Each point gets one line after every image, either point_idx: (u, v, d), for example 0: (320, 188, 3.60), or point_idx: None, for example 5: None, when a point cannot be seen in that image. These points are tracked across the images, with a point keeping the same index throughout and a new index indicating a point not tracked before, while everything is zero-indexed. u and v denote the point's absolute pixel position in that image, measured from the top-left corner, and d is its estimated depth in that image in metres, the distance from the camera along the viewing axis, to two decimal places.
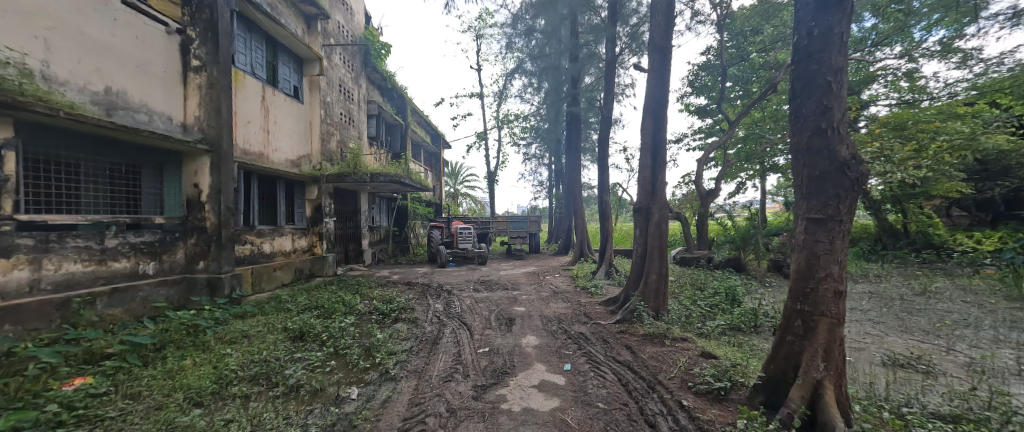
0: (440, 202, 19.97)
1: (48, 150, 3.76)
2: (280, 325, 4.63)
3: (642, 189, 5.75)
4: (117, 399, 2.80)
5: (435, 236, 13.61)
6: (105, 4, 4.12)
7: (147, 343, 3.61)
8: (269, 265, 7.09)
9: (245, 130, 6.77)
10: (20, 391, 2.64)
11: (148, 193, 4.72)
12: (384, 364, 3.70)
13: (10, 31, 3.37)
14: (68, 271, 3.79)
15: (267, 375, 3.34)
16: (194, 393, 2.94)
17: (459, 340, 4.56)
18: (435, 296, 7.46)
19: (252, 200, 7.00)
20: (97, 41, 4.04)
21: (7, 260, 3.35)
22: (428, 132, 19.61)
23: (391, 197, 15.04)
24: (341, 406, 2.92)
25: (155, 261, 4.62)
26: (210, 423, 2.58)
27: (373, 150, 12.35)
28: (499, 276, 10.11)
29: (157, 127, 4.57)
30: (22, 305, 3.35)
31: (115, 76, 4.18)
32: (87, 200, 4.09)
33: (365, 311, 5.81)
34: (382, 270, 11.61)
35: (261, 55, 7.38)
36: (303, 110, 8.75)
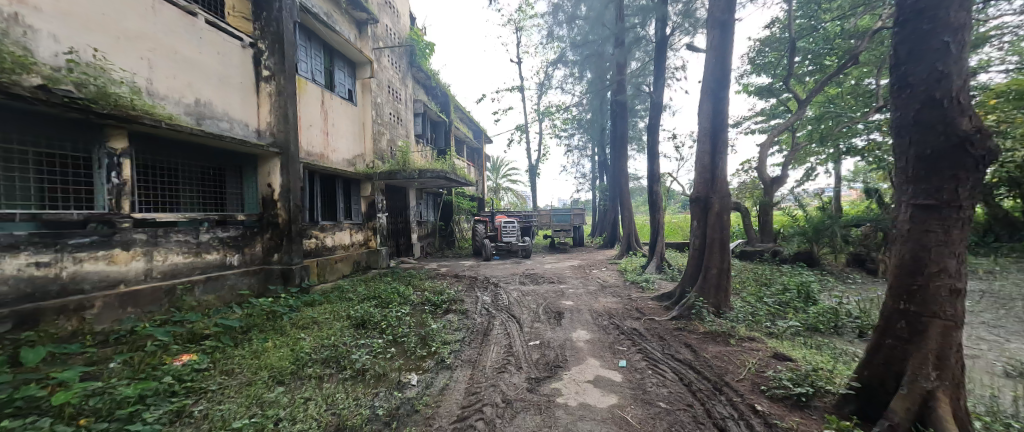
0: (482, 197, 20.32)
1: (155, 157, 4.34)
2: (344, 313, 5.00)
3: (699, 178, 5.42)
4: (216, 374, 3.20)
5: (480, 230, 13.89)
6: (192, 24, 4.64)
7: (235, 326, 4.09)
8: (332, 258, 7.70)
9: (308, 133, 7.34)
10: (142, 364, 3.12)
11: (230, 192, 5.29)
12: (440, 353, 3.87)
13: (122, 55, 3.92)
14: (173, 262, 4.35)
15: (336, 359, 3.63)
16: (276, 373, 3.26)
17: (509, 333, 4.61)
18: (483, 288, 7.66)
19: (315, 198, 7.61)
20: (187, 58, 4.56)
21: (127, 252, 3.92)
22: (470, 128, 19.89)
23: (437, 193, 15.59)
24: (404, 391, 3.10)
25: (239, 253, 5.18)
26: (291, 400, 2.86)
27: (420, 148, 12.87)
28: (544, 270, 10.09)
29: (236, 133, 5.12)
30: (141, 291, 3.95)
31: (201, 89, 4.69)
32: (184, 199, 4.67)
33: (419, 301, 6.10)
34: (431, 263, 12.11)
35: (319, 62, 7.95)
36: (357, 113, 9.29)
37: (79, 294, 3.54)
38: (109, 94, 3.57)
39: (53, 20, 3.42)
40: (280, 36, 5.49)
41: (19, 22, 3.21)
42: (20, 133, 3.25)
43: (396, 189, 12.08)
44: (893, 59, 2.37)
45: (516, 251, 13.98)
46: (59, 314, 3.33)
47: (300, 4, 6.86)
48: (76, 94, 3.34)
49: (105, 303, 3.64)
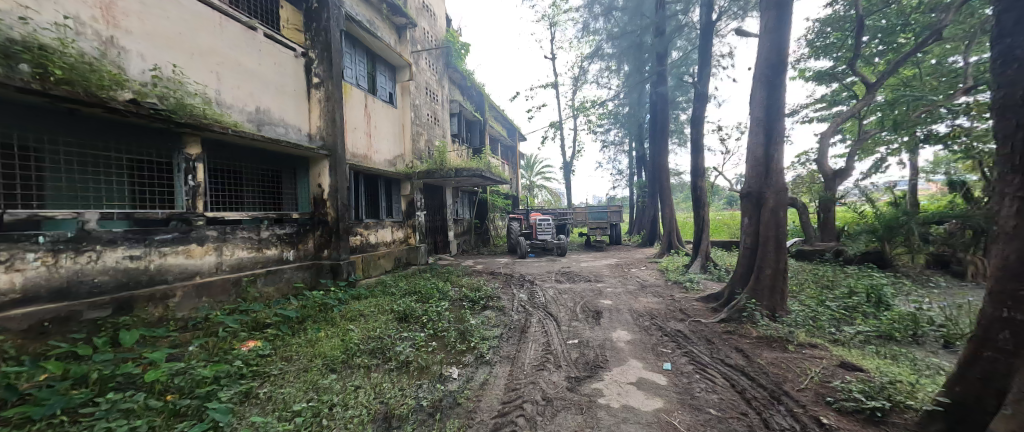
0: (517, 195, 20.39)
1: (222, 161, 4.75)
2: (388, 307, 5.22)
3: (752, 172, 5.10)
4: (277, 359, 3.48)
5: (515, 228, 13.98)
6: (253, 38, 5.04)
7: (292, 316, 4.40)
8: (376, 254, 8.07)
9: (353, 135, 7.73)
10: (216, 348, 3.47)
11: (286, 193, 5.69)
12: (479, 349, 3.94)
13: (196, 70, 4.34)
14: (239, 257, 4.75)
15: (381, 350, 3.80)
16: (329, 361, 3.48)
17: (547, 331, 4.59)
18: (519, 286, 7.71)
19: (360, 197, 8.01)
20: (249, 70, 4.95)
21: (202, 247, 4.33)
22: (504, 126, 19.96)
23: (472, 191, 15.86)
24: (446, 384, 3.19)
25: (293, 249, 5.56)
26: (343, 387, 3.05)
27: (456, 147, 13.12)
28: (581, 268, 9.95)
29: (291, 138, 5.50)
30: (213, 282, 4.36)
31: (261, 97, 5.08)
32: (246, 199, 5.07)
33: (457, 297, 6.24)
34: (467, 260, 12.34)
35: (363, 67, 8.32)
36: (397, 115, 9.65)
37: (164, 284, 3.96)
38: (185, 105, 3.95)
39: (141, 42, 3.87)
40: (328, 45, 5.83)
41: (113, 45, 3.66)
42: (116, 144, 3.74)
43: (434, 187, 12.43)
44: (997, 32, 2.15)
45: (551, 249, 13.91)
46: (149, 301, 3.76)
47: (346, 13, 7.23)
48: (160, 106, 3.74)
49: (184, 293, 4.06)
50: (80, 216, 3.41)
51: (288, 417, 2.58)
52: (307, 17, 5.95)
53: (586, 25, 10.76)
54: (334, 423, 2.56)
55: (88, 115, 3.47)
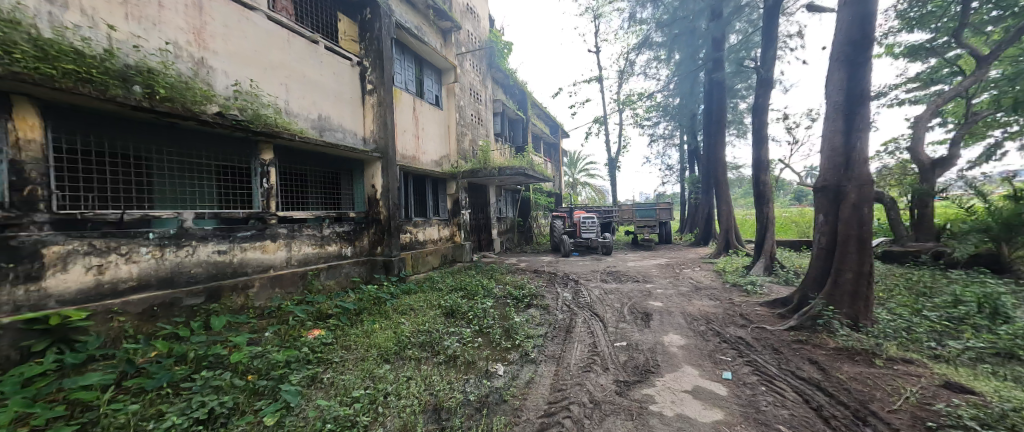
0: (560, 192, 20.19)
1: (289, 166, 5.19)
2: (436, 302, 5.40)
3: (828, 163, 4.63)
4: (339, 348, 3.77)
5: (559, 226, 13.90)
6: (316, 50, 5.45)
7: (350, 308, 4.73)
8: (424, 251, 8.39)
9: (403, 138, 8.08)
10: (287, 334, 3.85)
11: (346, 193, 6.10)
12: (524, 347, 3.96)
13: (269, 83, 4.78)
14: (304, 253, 5.14)
15: (430, 344, 3.95)
16: (383, 352, 3.68)
17: (593, 331, 4.49)
18: (563, 285, 7.62)
19: (409, 196, 8.37)
20: (313, 80, 5.35)
21: (274, 243, 4.77)
22: (547, 123, 19.80)
23: (515, 189, 15.99)
24: (492, 380, 3.24)
25: (350, 246, 5.93)
26: (397, 377, 3.23)
27: (499, 146, 13.26)
28: (628, 268, 9.62)
29: (348, 142, 5.87)
30: (285, 274, 4.79)
31: (323, 105, 5.47)
32: (312, 200, 5.49)
33: (501, 295, 6.29)
34: (511, 258, 12.43)
35: (411, 72, 8.69)
36: (443, 116, 9.94)
37: (244, 275, 4.39)
38: (261, 115, 4.40)
39: (224, 60, 4.34)
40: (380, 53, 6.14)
41: (203, 65, 4.14)
42: (208, 151, 4.25)
43: (478, 186, 12.67)
44: None
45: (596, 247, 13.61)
46: (232, 290, 4.20)
47: (396, 21, 7.57)
48: (240, 118, 4.20)
49: (261, 284, 4.49)
50: (178, 215, 3.91)
51: (349, 402, 2.82)
52: (362, 28, 6.31)
53: (631, 14, 10.22)
54: (389, 411, 2.75)
55: (188, 128, 3.98)
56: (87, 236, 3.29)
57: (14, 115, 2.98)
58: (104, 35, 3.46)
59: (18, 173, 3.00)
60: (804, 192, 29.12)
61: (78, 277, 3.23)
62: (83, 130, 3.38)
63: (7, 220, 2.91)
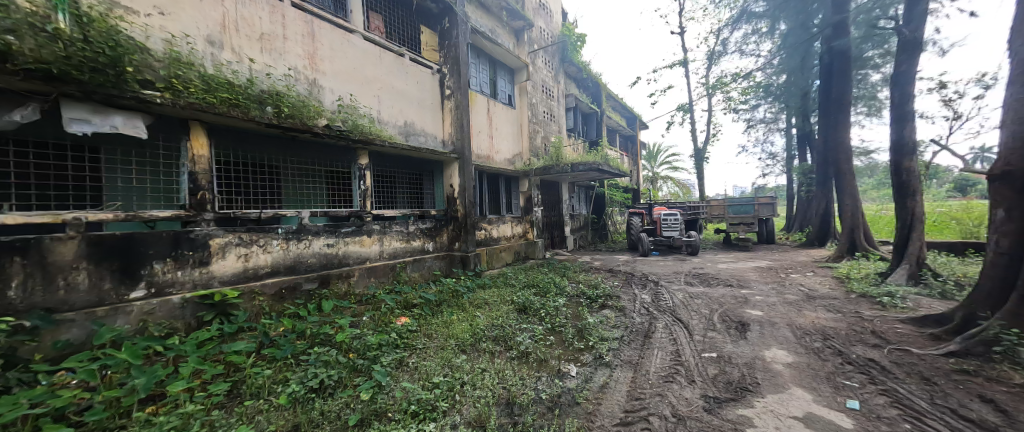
0: (637, 187, 19.08)
1: (382, 169, 6.40)
2: (508, 298, 5.87)
3: (1011, 141, 3.59)
4: (420, 335, 4.42)
5: (635, 224, 13.22)
6: (404, 65, 6.77)
7: (431, 299, 5.54)
8: (498, 247, 8.73)
9: (478, 138, 8.45)
10: (380, 320, 4.71)
11: (428, 190, 7.33)
12: (597, 349, 4.15)
13: (368, 95, 6.09)
14: (394, 246, 6.33)
15: (503, 338, 4.38)
16: (460, 343, 4.20)
17: (676, 339, 4.40)
18: (640, 286, 7.37)
19: (483, 193, 8.73)
20: (400, 90, 6.65)
21: (370, 238, 5.93)
22: (623, 115, 18.89)
23: (589, 185, 15.77)
24: (564, 381, 3.50)
25: (430, 241, 7.07)
26: (472, 367, 3.67)
27: (570, 141, 13.16)
28: (718, 270, 8.66)
29: (430, 144, 7.24)
30: (377, 265, 5.92)
31: (408, 111, 6.77)
32: (399, 199, 6.68)
33: (573, 294, 6.40)
34: (584, 256, 12.02)
35: (486, 74, 9.02)
36: (516, 115, 10.17)
37: (347, 265, 5.57)
38: (358, 125, 5.51)
39: (331, 78, 5.57)
40: (457, 59, 7.41)
41: (315, 84, 5.35)
42: (318, 159, 5.42)
43: (551, 183, 12.66)
44: None
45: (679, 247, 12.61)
46: (340, 278, 5.36)
47: (473, 27, 7.97)
48: (343, 128, 5.28)
49: (359, 274, 5.63)
50: (297, 213, 5.01)
51: (430, 387, 3.28)
52: (442, 36, 7.61)
53: None
54: (464, 399, 3.14)
55: (305, 139, 5.15)
56: (236, 231, 4.40)
57: (191, 136, 4.11)
58: (246, 66, 4.67)
59: (194, 181, 4.14)
60: (966, 179, 23.19)
61: (232, 262, 4.35)
62: (235, 146, 4.55)
63: (187, 217, 4.05)
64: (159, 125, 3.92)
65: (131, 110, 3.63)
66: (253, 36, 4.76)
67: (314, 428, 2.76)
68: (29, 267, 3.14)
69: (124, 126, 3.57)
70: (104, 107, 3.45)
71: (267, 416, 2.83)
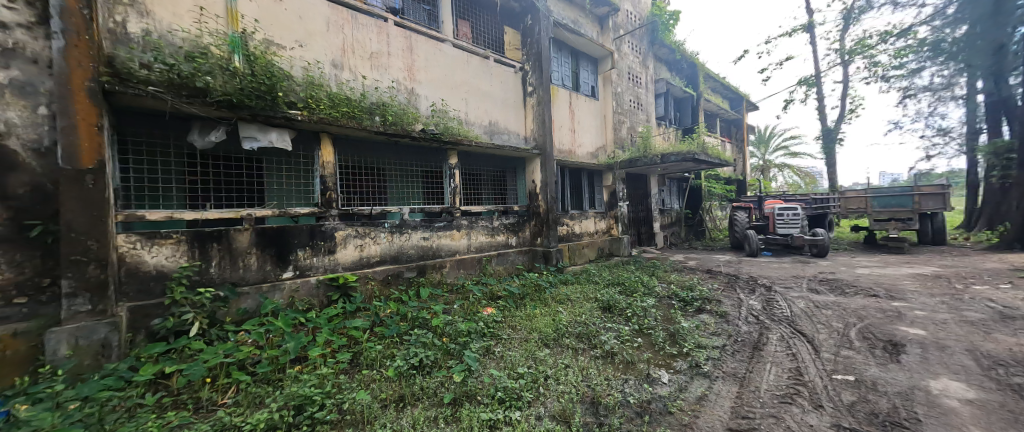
0: (744, 178, 16.88)
1: (469, 167, 7.04)
2: (592, 295, 6.10)
3: None
4: (505, 326, 4.77)
5: (741, 219, 11.51)
6: (488, 66, 7.23)
7: (515, 293, 5.97)
8: (581, 244, 8.82)
9: (560, 132, 8.56)
10: (469, 309, 5.22)
11: (511, 187, 7.82)
12: (694, 356, 4.02)
13: (456, 98, 6.65)
14: (481, 240, 6.90)
15: (587, 336, 4.49)
16: (544, 336, 4.43)
17: (797, 354, 3.97)
18: (748, 291, 6.59)
19: (565, 189, 8.93)
20: (484, 91, 7.12)
21: (460, 232, 6.57)
22: (727, 96, 16.79)
23: (682, 177, 14.37)
24: (654, 386, 3.43)
25: (513, 235, 7.53)
26: (556, 362, 3.83)
27: (662, 131, 12.26)
28: (849, 276, 7.29)
29: (513, 141, 7.61)
30: (465, 258, 6.53)
31: (492, 112, 7.22)
32: (484, 195, 7.28)
33: (665, 294, 6.37)
34: (677, 255, 11.26)
35: (568, 67, 9.11)
36: (599, 107, 10.01)
37: (440, 257, 6.24)
38: (448, 128, 6.12)
39: (426, 86, 6.21)
40: (540, 56, 7.51)
41: (412, 92, 6.02)
42: (416, 160, 6.18)
43: (638, 176, 11.96)
44: None
45: (801, 247, 10.74)
46: (436, 269, 6.08)
47: (555, 20, 8.09)
48: (435, 131, 5.89)
49: (451, 265, 6.29)
50: (399, 209, 5.79)
51: (516, 376, 3.50)
52: (525, 34, 7.81)
53: None
54: (548, 393, 3.28)
55: (405, 143, 5.91)
56: (353, 225, 5.25)
57: (322, 147, 4.99)
58: (360, 83, 5.42)
59: (325, 184, 5.01)
60: None
61: (351, 252, 5.21)
62: (352, 152, 5.43)
63: (319, 213, 4.95)
64: (300, 138, 4.87)
65: (282, 127, 4.57)
66: (365, 55, 5.51)
67: (416, 401, 3.17)
68: (222, 251, 4.15)
69: (278, 141, 4.52)
70: (266, 126, 4.41)
71: (379, 385, 3.32)
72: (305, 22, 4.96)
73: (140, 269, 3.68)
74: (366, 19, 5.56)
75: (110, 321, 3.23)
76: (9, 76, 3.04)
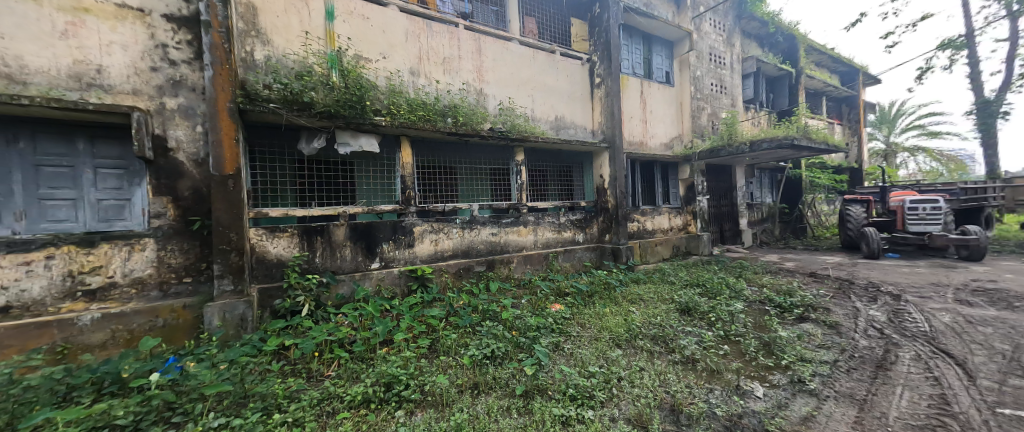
0: (859, 166, 14.26)
1: (535, 164, 7.08)
2: (667, 296, 5.72)
3: None
4: (574, 323, 4.71)
5: (855, 214, 9.71)
6: (555, 60, 7.15)
7: (583, 290, 5.86)
8: (654, 241, 8.31)
9: (630, 124, 8.13)
10: (537, 304, 5.27)
11: (578, 182, 7.66)
12: (796, 370, 3.54)
13: (523, 96, 6.72)
14: (547, 236, 6.91)
15: (663, 339, 4.26)
16: (616, 336, 4.29)
17: (939, 379, 3.26)
18: (868, 299, 5.55)
19: (637, 184, 8.45)
20: (551, 86, 7.07)
21: (526, 228, 6.65)
22: (837, 71, 14.28)
23: (777, 167, 12.64)
24: (746, 400, 3.11)
25: (579, 232, 7.40)
26: (630, 364, 3.69)
27: (750, 116, 10.93)
28: (1015, 285, 5.76)
29: (579, 136, 7.46)
30: (532, 254, 6.59)
31: (558, 107, 7.15)
32: (550, 190, 7.24)
33: (755, 299, 5.71)
34: (770, 254, 9.99)
35: (639, 54, 8.60)
36: (675, 94, 9.28)
37: (507, 253, 6.39)
38: (514, 125, 6.23)
39: (494, 86, 6.39)
40: (607, 44, 7.23)
41: (481, 93, 6.24)
42: (485, 158, 6.40)
43: (722, 167, 10.83)
44: None
45: (943, 248, 8.74)
46: (503, 264, 6.24)
47: (625, 5, 7.67)
48: (501, 129, 6.04)
49: (518, 261, 6.40)
50: (469, 206, 6.03)
51: (587, 374, 3.44)
52: (592, 24, 7.56)
53: None
54: (623, 394, 3.18)
55: (475, 142, 6.16)
56: (429, 221, 5.64)
57: (401, 149, 5.42)
58: (434, 88, 5.77)
59: (405, 183, 5.44)
60: None
61: (427, 246, 5.61)
62: (427, 153, 5.81)
63: (400, 210, 5.39)
64: (383, 142, 5.36)
65: (369, 132, 5.09)
66: (438, 61, 5.83)
67: (489, 389, 3.29)
68: (323, 243, 4.78)
69: (366, 145, 5.04)
70: (356, 132, 4.95)
71: (455, 371, 3.51)
72: (388, 36, 5.40)
73: (265, 257, 4.41)
74: (439, 26, 5.87)
75: (246, 299, 3.92)
76: (177, 103, 3.86)
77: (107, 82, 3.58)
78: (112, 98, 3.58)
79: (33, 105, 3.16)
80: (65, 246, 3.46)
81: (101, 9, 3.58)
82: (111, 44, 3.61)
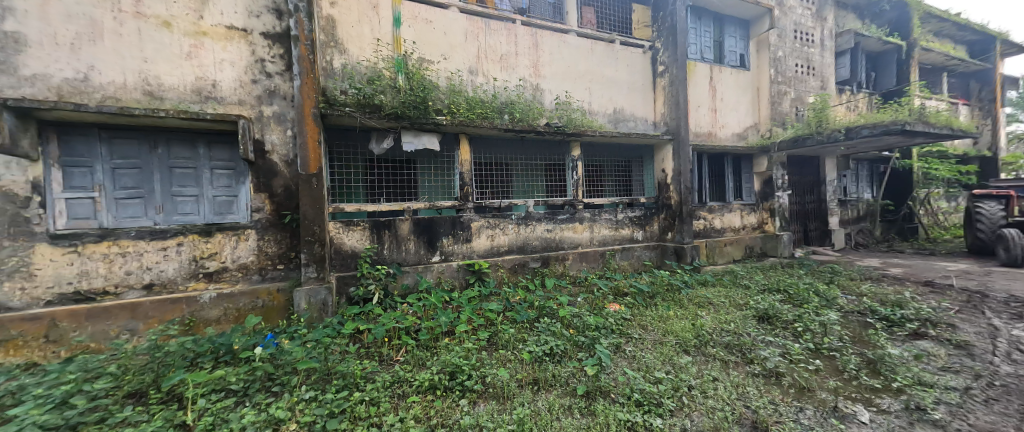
0: (995, 155, 11.74)
1: (593, 158, 6.85)
2: (741, 301, 5.22)
3: None
4: (636, 325, 4.48)
5: (987, 212, 7.98)
6: (614, 50, 6.84)
7: (644, 290, 5.56)
8: (723, 240, 7.66)
9: (697, 114, 7.52)
10: (596, 303, 5.10)
11: (637, 177, 7.30)
12: (912, 395, 3.00)
13: (580, 89, 6.53)
14: (604, 233, 6.69)
15: (740, 348, 3.88)
16: (682, 342, 4.01)
17: None
18: (1011, 317, 4.54)
19: (704, 178, 7.80)
20: (610, 77, 6.79)
21: (582, 224, 6.50)
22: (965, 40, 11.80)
23: (879, 157, 10.87)
24: (848, 425, 2.72)
25: (639, 229, 7.06)
26: (700, 372, 3.42)
27: (845, 99, 9.53)
28: None
29: (640, 128, 7.09)
30: (587, 252, 6.41)
31: (618, 99, 6.84)
32: (608, 186, 6.97)
33: (852, 309, 4.96)
34: (869, 258, 8.65)
35: (710, 37, 7.89)
36: (751, 78, 8.37)
37: (562, 249, 6.30)
38: (571, 119, 6.11)
39: (551, 80, 6.29)
40: (673, 29, 6.74)
41: (538, 88, 6.18)
42: (541, 154, 6.33)
43: (807, 159, 9.61)
44: None
45: None
46: (558, 261, 6.17)
47: None
48: (558, 124, 5.93)
49: (573, 258, 6.28)
50: (524, 202, 6.03)
51: (653, 380, 3.26)
52: (655, 9, 7.08)
53: None
54: (695, 404, 2.94)
55: (531, 138, 6.13)
56: (486, 216, 5.75)
57: (460, 146, 5.58)
58: (491, 85, 5.85)
59: (464, 179, 5.60)
60: None
61: (483, 241, 5.72)
62: (485, 149, 5.90)
63: (458, 206, 5.56)
64: (443, 140, 5.56)
65: (432, 131, 5.31)
66: (495, 59, 5.89)
67: (549, 386, 3.26)
68: (390, 237, 5.10)
69: (428, 143, 5.27)
70: (420, 131, 5.20)
71: (515, 365, 3.53)
72: (448, 37, 5.56)
73: (342, 248, 4.82)
74: (497, 24, 5.91)
75: (326, 285, 4.32)
76: (272, 110, 4.34)
77: (220, 95, 4.15)
78: (224, 108, 4.15)
79: (168, 118, 3.75)
80: (191, 235, 4.08)
81: (215, 31, 4.14)
82: (223, 62, 4.16)
